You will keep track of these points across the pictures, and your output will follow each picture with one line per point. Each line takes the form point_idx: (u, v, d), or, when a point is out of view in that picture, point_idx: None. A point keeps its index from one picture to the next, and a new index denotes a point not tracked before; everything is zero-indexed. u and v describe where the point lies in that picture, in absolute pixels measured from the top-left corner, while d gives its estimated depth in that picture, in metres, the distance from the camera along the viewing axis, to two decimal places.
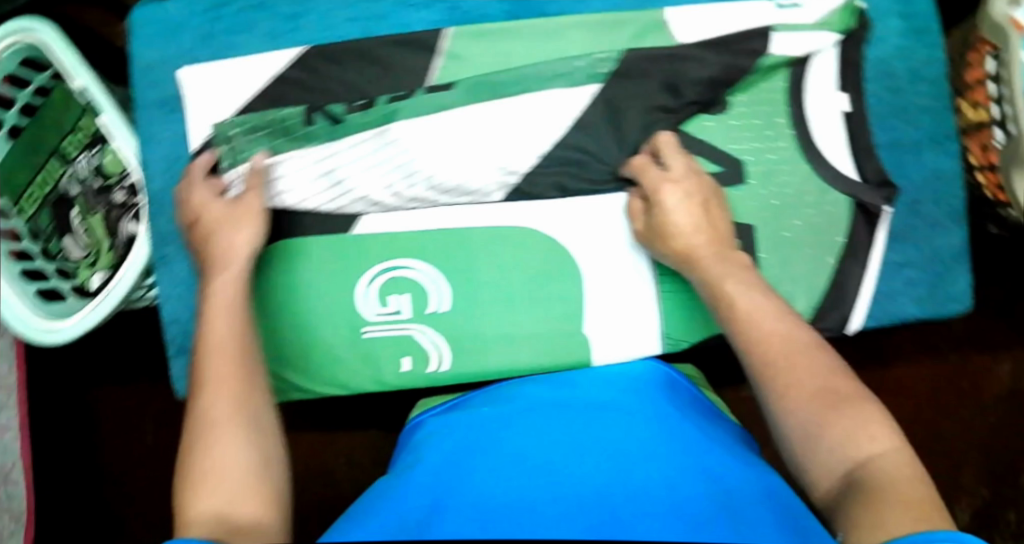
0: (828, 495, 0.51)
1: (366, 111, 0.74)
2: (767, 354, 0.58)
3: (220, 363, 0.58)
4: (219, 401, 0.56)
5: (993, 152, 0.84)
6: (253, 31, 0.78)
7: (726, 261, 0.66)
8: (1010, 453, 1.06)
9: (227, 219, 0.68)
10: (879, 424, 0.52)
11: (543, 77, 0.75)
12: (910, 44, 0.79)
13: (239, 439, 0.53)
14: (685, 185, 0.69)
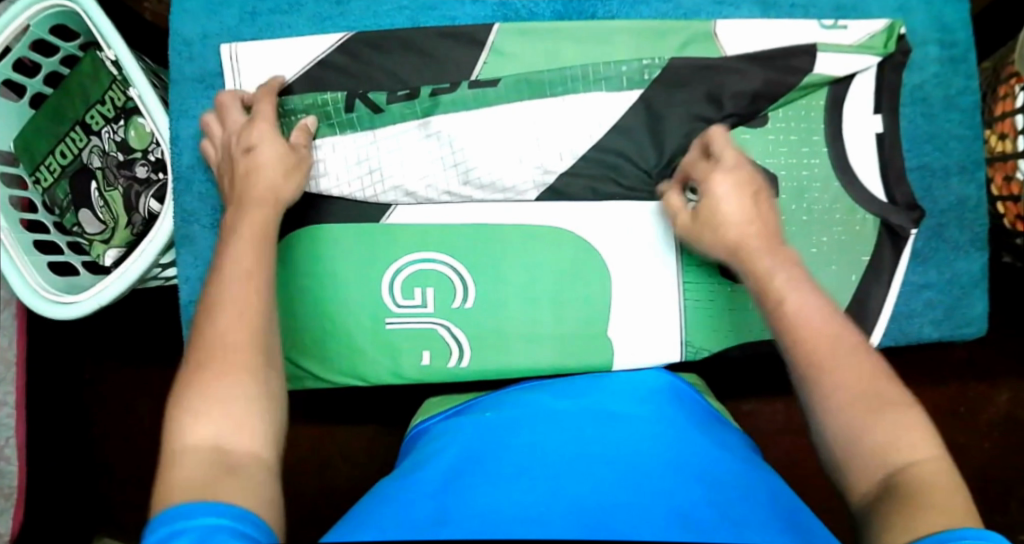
0: (862, 500, 0.50)
1: (409, 102, 0.74)
2: (812, 352, 0.56)
3: (237, 289, 0.57)
4: (235, 332, 0.54)
5: (1016, 183, 0.85)
6: (298, 12, 0.78)
7: (776, 254, 0.63)
8: (1005, 482, 1.06)
9: (274, 163, 0.68)
10: (922, 432, 0.51)
11: (587, 79, 0.75)
12: (947, 71, 0.80)
13: (248, 374, 0.53)
14: (739, 175, 0.67)
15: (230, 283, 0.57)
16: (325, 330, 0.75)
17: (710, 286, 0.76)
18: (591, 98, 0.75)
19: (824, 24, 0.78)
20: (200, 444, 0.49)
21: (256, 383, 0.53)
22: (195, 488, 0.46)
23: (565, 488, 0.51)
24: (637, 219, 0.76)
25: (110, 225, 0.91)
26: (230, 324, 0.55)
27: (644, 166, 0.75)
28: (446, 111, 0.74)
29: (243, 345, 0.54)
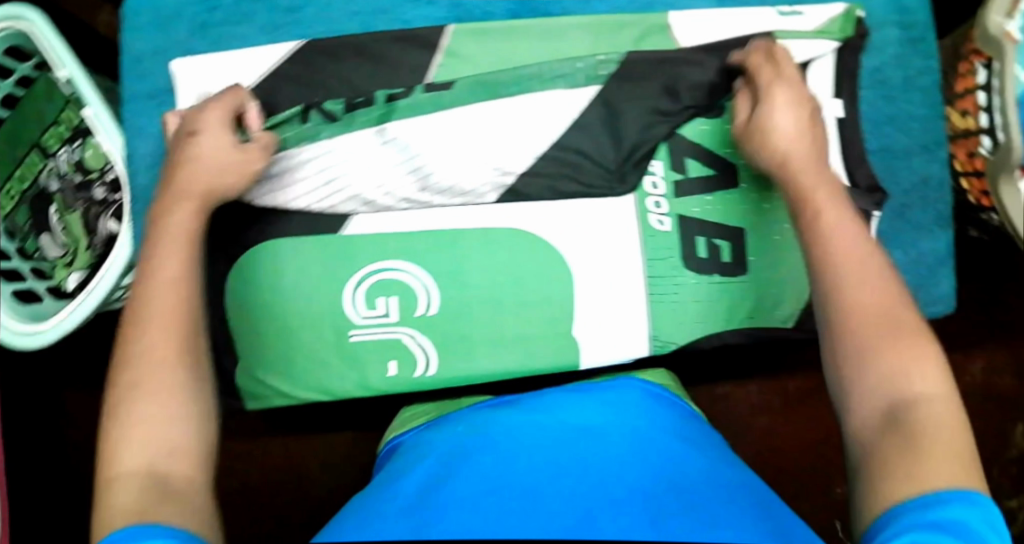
0: (865, 425, 0.51)
1: (365, 109, 0.74)
2: (843, 268, 0.56)
3: (160, 306, 0.58)
4: (161, 347, 0.56)
5: (980, 159, 0.85)
6: (248, 22, 0.76)
7: (823, 173, 0.63)
8: (984, 450, 1.07)
9: (221, 160, 0.67)
10: (932, 363, 0.52)
11: (542, 78, 0.74)
12: (906, 52, 0.79)
13: (176, 391, 0.54)
14: (798, 92, 0.66)
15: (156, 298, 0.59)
16: (290, 346, 0.76)
17: (675, 279, 0.76)
18: (547, 96, 0.74)
19: (780, 11, 0.77)
20: (133, 469, 0.49)
21: (183, 399, 0.54)
22: (135, 512, 0.46)
23: (535, 490, 0.51)
24: (598, 217, 0.75)
25: (72, 247, 0.90)
26: (157, 339, 0.56)
27: (604, 164, 0.74)
28: (401, 117, 0.73)
29: (167, 360, 0.55)
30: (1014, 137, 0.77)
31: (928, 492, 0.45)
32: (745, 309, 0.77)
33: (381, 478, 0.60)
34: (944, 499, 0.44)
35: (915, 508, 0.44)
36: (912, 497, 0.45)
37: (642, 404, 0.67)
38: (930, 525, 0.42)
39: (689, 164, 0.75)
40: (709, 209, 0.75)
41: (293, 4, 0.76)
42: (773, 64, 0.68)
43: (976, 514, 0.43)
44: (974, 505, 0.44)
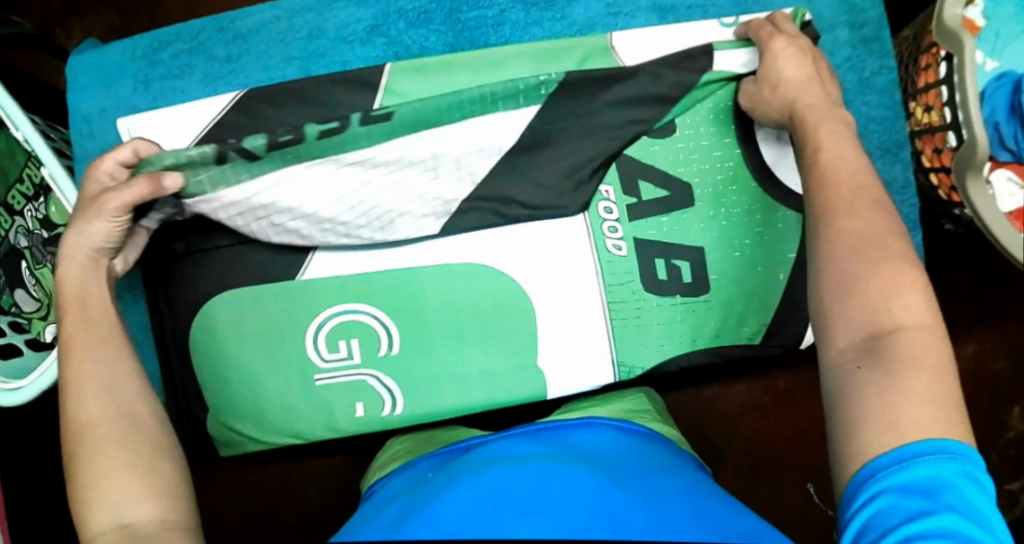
0: (841, 356, 0.50)
1: (295, 148, 0.68)
2: (834, 200, 0.56)
3: (81, 357, 0.58)
4: (89, 400, 0.55)
5: (947, 155, 0.83)
6: (190, 76, 0.77)
7: (834, 114, 0.62)
8: (981, 435, 1.05)
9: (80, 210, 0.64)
10: (916, 294, 0.50)
11: (483, 103, 0.71)
12: (858, 54, 0.78)
13: (114, 438, 0.54)
14: (799, 42, 0.67)
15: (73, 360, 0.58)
16: (256, 392, 0.75)
17: (636, 303, 0.75)
18: (489, 121, 0.72)
19: (723, 22, 0.76)
20: (110, 525, 0.51)
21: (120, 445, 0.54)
22: None
23: (506, 526, 0.52)
24: (554, 243, 0.75)
25: (44, 302, 0.92)
26: (82, 398, 0.55)
27: (557, 183, 0.74)
28: (338, 156, 0.70)
29: (100, 412, 0.55)
30: (977, 132, 0.75)
31: (907, 442, 0.45)
32: (710, 328, 0.76)
33: (359, 521, 0.61)
34: (921, 453, 0.44)
35: (891, 466, 0.44)
36: (890, 449, 0.45)
37: (620, 453, 0.65)
38: (904, 489, 0.43)
39: (642, 187, 0.75)
40: (666, 231, 0.75)
41: (231, 53, 0.77)
42: (773, 26, 0.70)
43: (954, 468, 0.44)
44: (952, 459, 0.44)
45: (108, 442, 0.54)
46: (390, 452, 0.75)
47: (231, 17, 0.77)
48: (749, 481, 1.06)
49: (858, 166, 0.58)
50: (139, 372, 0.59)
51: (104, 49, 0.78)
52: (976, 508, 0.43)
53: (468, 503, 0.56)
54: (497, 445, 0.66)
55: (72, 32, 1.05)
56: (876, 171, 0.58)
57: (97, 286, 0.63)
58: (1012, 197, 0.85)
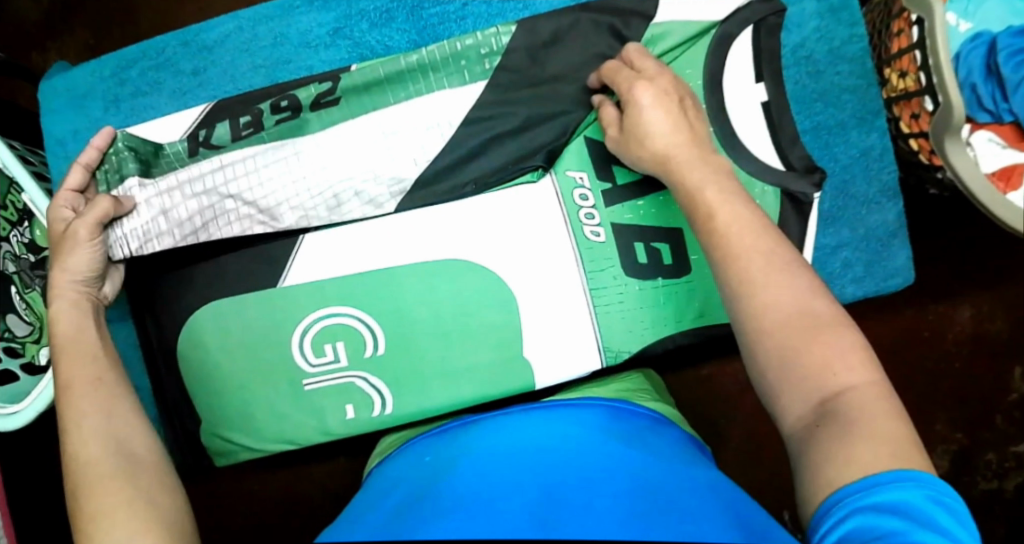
0: (797, 424, 0.49)
1: (254, 136, 0.76)
2: (748, 274, 0.54)
3: (81, 403, 0.58)
4: (88, 443, 0.55)
5: (924, 120, 0.82)
6: (160, 91, 0.78)
7: (706, 163, 0.62)
8: (982, 396, 1.05)
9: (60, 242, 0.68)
10: (857, 353, 0.50)
11: (428, 81, 0.76)
12: (827, 23, 0.77)
13: (99, 453, 0.54)
14: (661, 86, 0.66)
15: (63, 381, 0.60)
16: (245, 400, 0.76)
17: (619, 287, 0.75)
18: (437, 98, 0.76)
19: None
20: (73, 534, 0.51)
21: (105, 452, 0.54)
22: None
23: (508, 508, 0.52)
24: (532, 233, 0.75)
25: (36, 325, 0.90)
26: (86, 440, 0.55)
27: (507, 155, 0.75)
28: (291, 136, 0.75)
29: (88, 433, 0.56)
30: (951, 95, 0.75)
31: (868, 473, 0.44)
32: (694, 309, 0.76)
33: (369, 496, 0.62)
34: (888, 481, 0.43)
35: (859, 492, 0.43)
36: (853, 480, 0.44)
37: (625, 438, 0.64)
38: (875, 510, 0.42)
39: (617, 172, 0.75)
40: (643, 214, 0.75)
41: (198, 66, 0.78)
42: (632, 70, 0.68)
43: (924, 494, 0.42)
44: (920, 485, 0.43)
45: (93, 456, 0.54)
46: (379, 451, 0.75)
47: (195, 30, 0.78)
48: (751, 458, 1.06)
49: (773, 237, 0.56)
50: (140, 414, 0.60)
51: (73, 72, 0.79)
52: (949, 530, 0.41)
53: (475, 492, 0.55)
54: (492, 427, 0.66)
55: (49, 54, 1.06)
56: (778, 235, 0.57)
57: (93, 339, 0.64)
58: (993, 157, 0.84)
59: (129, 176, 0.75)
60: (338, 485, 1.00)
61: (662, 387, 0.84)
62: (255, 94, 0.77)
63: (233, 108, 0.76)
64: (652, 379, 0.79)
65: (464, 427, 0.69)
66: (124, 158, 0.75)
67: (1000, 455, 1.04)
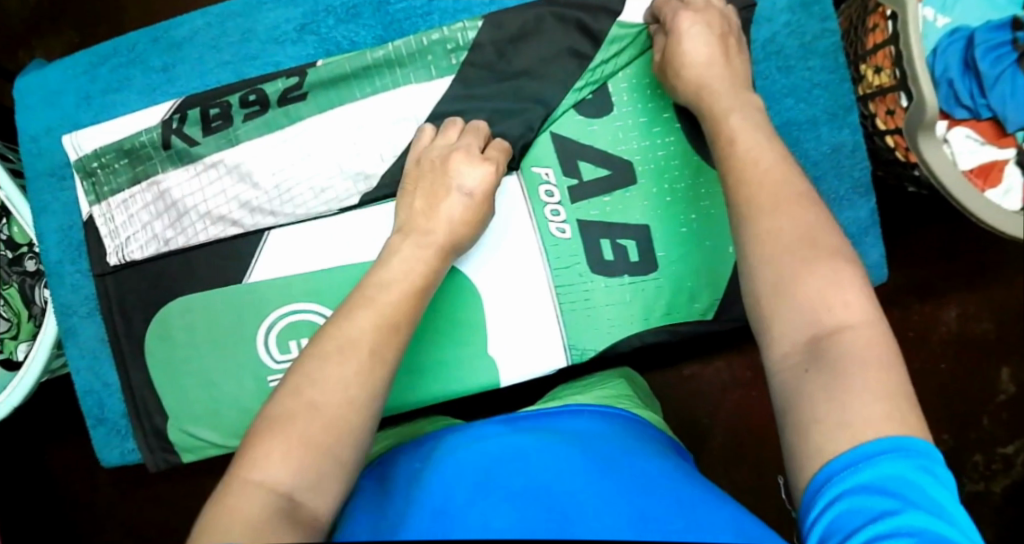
0: (785, 361, 0.49)
1: (222, 131, 0.75)
2: (760, 201, 0.55)
3: (367, 331, 0.56)
4: (348, 364, 0.53)
5: (899, 116, 0.80)
6: (129, 87, 0.78)
7: (737, 96, 0.64)
8: (970, 398, 1.03)
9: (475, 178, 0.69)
10: (854, 290, 0.49)
11: (395, 77, 0.75)
12: (798, 18, 0.76)
13: (356, 383, 0.52)
14: (706, 19, 0.68)
15: (357, 332, 0.55)
16: (212, 396, 0.76)
17: (584, 285, 0.75)
18: (402, 93, 0.75)
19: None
20: (257, 468, 0.47)
21: (355, 415, 0.51)
22: (255, 524, 0.43)
23: (499, 501, 0.52)
24: (501, 230, 0.74)
25: (14, 321, 0.87)
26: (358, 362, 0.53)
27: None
28: (258, 132, 0.75)
29: (348, 357, 0.54)
30: (923, 90, 0.74)
31: (859, 442, 0.42)
32: (661, 306, 0.75)
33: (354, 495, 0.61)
34: (877, 452, 0.41)
35: (848, 468, 0.41)
36: (845, 450, 0.42)
37: (615, 441, 0.63)
38: (863, 489, 0.40)
39: (583, 167, 0.75)
40: (609, 211, 0.75)
41: (167, 63, 0.78)
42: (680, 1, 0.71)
43: (913, 464, 0.41)
44: (909, 455, 0.41)
45: (350, 383, 0.52)
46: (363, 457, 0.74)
47: (165, 27, 0.78)
48: (733, 459, 1.04)
49: (789, 170, 0.57)
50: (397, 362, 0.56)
51: (45, 69, 0.79)
52: (939, 503, 0.39)
53: (462, 486, 0.54)
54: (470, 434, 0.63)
55: (33, 52, 1.06)
56: (794, 165, 0.57)
57: (421, 289, 0.62)
58: (970, 154, 0.83)
59: (111, 192, 0.77)
60: None
61: (646, 390, 0.84)
62: (222, 89, 0.76)
63: (202, 103, 0.76)
64: (626, 382, 0.78)
65: (428, 444, 0.65)
66: (102, 172, 0.77)
67: (988, 457, 1.02)
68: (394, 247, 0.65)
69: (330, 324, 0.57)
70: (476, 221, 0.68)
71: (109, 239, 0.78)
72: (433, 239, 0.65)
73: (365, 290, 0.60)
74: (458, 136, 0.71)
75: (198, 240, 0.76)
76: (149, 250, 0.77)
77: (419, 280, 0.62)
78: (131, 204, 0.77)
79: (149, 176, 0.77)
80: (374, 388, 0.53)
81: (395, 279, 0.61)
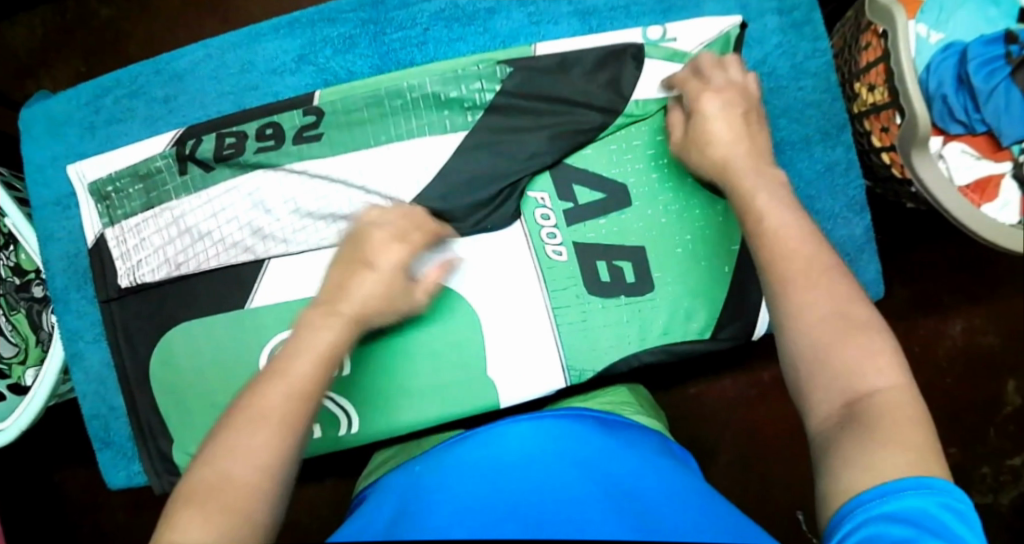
0: (823, 424, 0.49)
1: (235, 161, 0.76)
2: (789, 268, 0.54)
3: (280, 404, 0.52)
4: (259, 442, 0.50)
5: (893, 133, 0.80)
6: (133, 117, 0.80)
7: (760, 172, 0.63)
8: (975, 410, 1.02)
9: (387, 266, 0.65)
10: (887, 356, 0.49)
11: (409, 128, 0.75)
12: (789, 39, 0.77)
13: (266, 464, 0.50)
14: (728, 98, 0.68)
15: (274, 409, 0.52)
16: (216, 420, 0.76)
17: (582, 306, 0.75)
18: (416, 142, 0.75)
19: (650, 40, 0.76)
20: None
21: (268, 489, 0.49)
22: None
23: (517, 499, 0.53)
24: (496, 255, 0.76)
25: (22, 346, 0.89)
26: (263, 441, 0.50)
27: (483, 202, 0.74)
28: (278, 165, 0.76)
29: (260, 433, 0.51)
30: (916, 107, 0.74)
31: (885, 481, 0.43)
32: (658, 325, 0.75)
33: (367, 502, 0.62)
34: (901, 488, 0.42)
35: (874, 501, 0.42)
36: (871, 487, 0.43)
37: (621, 441, 0.64)
38: (886, 521, 0.41)
39: (578, 191, 0.76)
40: (606, 232, 0.75)
41: (169, 93, 0.80)
42: (700, 79, 0.70)
43: (936, 501, 0.42)
44: (932, 492, 0.42)
45: (260, 467, 0.49)
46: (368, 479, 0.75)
47: (167, 59, 0.80)
48: (739, 474, 1.04)
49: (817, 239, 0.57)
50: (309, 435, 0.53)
51: (51, 100, 0.81)
52: (961, 538, 0.40)
53: (476, 487, 0.56)
54: (472, 445, 0.64)
55: (41, 81, 1.07)
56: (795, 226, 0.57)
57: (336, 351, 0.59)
58: (966, 169, 0.83)
59: (124, 216, 0.78)
60: (327, 501, 1.02)
61: (654, 406, 0.83)
62: (242, 115, 0.77)
63: (218, 130, 0.77)
64: (634, 396, 0.79)
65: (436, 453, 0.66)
66: (117, 195, 0.78)
67: (996, 469, 1.02)
68: (308, 319, 0.60)
69: (248, 392, 0.54)
70: (384, 308, 0.65)
71: (121, 262, 0.79)
72: (347, 311, 0.62)
73: (280, 360, 0.56)
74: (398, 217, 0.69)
75: (209, 265, 0.77)
76: (160, 273, 0.78)
77: (334, 347, 0.59)
78: (144, 227, 0.78)
79: (161, 202, 0.77)
80: (284, 474, 0.50)
81: (311, 346, 0.57)
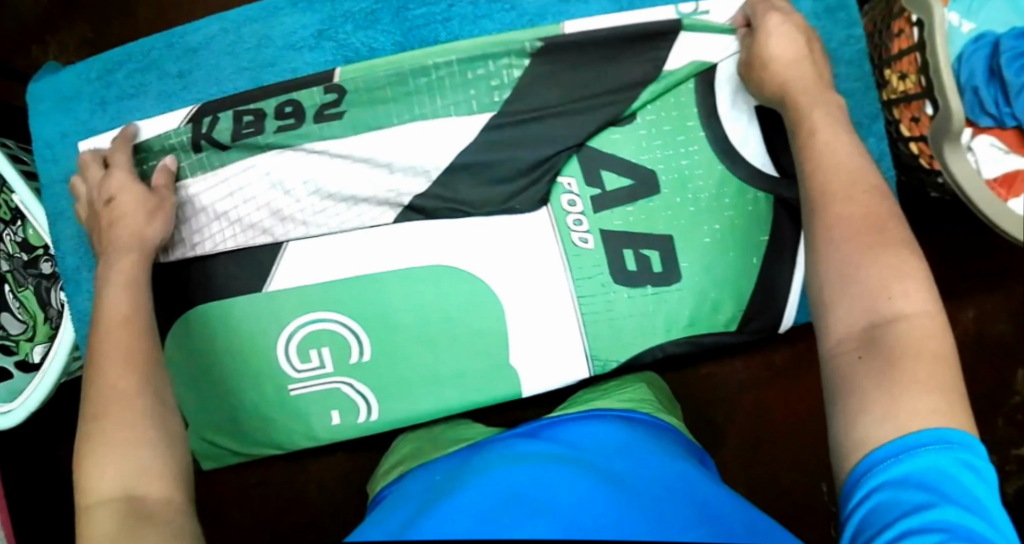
0: (840, 346, 0.49)
1: (252, 139, 0.73)
2: (829, 184, 0.56)
3: (120, 338, 0.60)
4: (123, 374, 0.57)
5: (924, 123, 0.79)
6: (145, 93, 0.77)
7: (819, 98, 0.62)
8: (984, 400, 1.02)
9: (147, 202, 0.70)
10: (916, 280, 0.49)
11: (434, 106, 0.73)
12: (824, 24, 0.75)
13: (136, 384, 0.57)
14: (795, 18, 0.66)
15: (111, 346, 0.59)
16: (235, 406, 0.76)
17: (606, 295, 0.74)
18: (440, 122, 0.73)
19: (683, 12, 0.73)
20: (101, 497, 0.51)
21: (144, 395, 0.56)
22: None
23: (534, 508, 0.50)
24: (519, 240, 0.75)
25: (30, 323, 0.88)
26: (119, 371, 0.57)
27: (511, 186, 0.73)
28: (292, 146, 0.74)
29: (118, 364, 0.58)
30: (950, 100, 0.72)
31: (904, 433, 0.44)
32: (684, 317, 0.75)
33: (378, 511, 0.58)
34: (919, 444, 0.43)
35: (891, 458, 0.43)
36: (891, 439, 0.44)
37: (639, 444, 0.61)
38: (901, 481, 0.42)
39: (605, 176, 0.74)
40: (633, 220, 0.74)
41: (183, 68, 0.76)
42: (770, 3, 0.68)
43: (954, 458, 0.42)
44: (949, 448, 0.43)
45: (132, 386, 0.56)
46: (385, 463, 0.75)
47: (181, 32, 0.77)
48: (749, 462, 1.00)
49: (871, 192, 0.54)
50: (161, 352, 0.61)
51: (61, 75, 0.78)
52: (977, 498, 0.41)
53: (492, 491, 0.52)
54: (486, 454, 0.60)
55: (47, 47, 1.03)
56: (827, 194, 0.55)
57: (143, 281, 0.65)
58: (993, 162, 0.82)
59: None
60: None
61: (673, 401, 0.83)
62: (257, 93, 0.73)
63: (235, 106, 0.74)
64: (653, 382, 0.78)
65: (451, 460, 0.63)
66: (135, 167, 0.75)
67: (1003, 458, 1.01)
68: (110, 263, 0.66)
69: (94, 338, 0.60)
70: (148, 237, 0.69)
71: None
72: (118, 245, 0.67)
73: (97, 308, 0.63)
74: (125, 152, 0.73)
75: (226, 246, 0.75)
76: (174, 254, 0.75)
77: (136, 275, 0.65)
78: None
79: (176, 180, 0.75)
80: (154, 387, 0.57)
81: (115, 282, 0.64)
